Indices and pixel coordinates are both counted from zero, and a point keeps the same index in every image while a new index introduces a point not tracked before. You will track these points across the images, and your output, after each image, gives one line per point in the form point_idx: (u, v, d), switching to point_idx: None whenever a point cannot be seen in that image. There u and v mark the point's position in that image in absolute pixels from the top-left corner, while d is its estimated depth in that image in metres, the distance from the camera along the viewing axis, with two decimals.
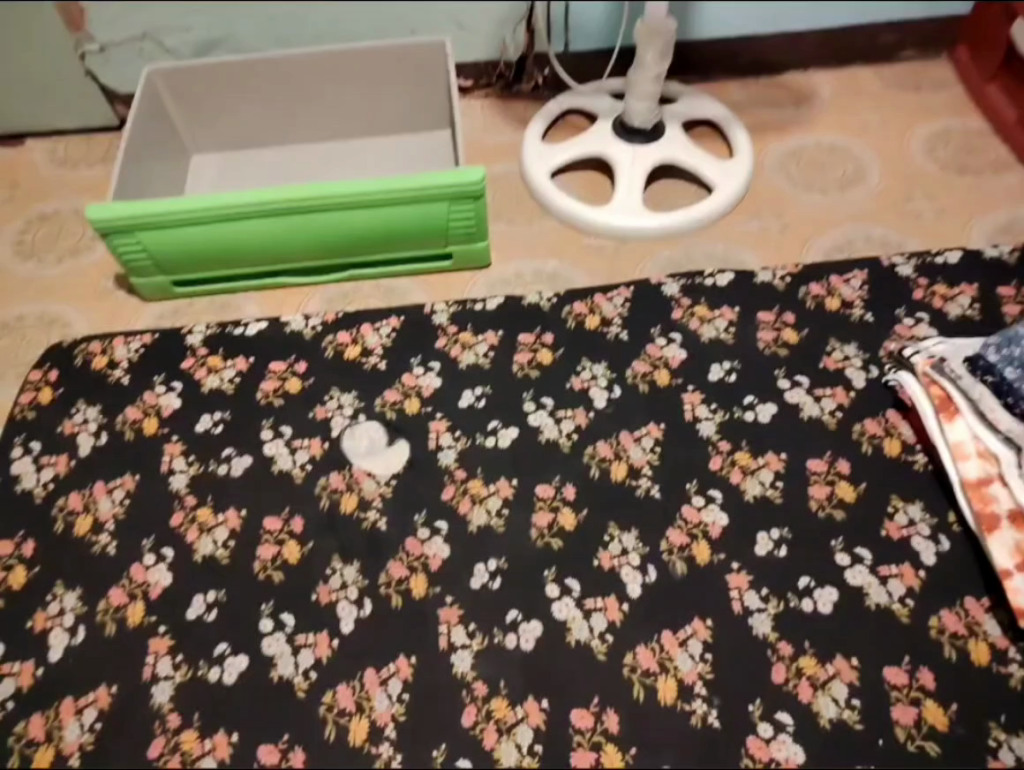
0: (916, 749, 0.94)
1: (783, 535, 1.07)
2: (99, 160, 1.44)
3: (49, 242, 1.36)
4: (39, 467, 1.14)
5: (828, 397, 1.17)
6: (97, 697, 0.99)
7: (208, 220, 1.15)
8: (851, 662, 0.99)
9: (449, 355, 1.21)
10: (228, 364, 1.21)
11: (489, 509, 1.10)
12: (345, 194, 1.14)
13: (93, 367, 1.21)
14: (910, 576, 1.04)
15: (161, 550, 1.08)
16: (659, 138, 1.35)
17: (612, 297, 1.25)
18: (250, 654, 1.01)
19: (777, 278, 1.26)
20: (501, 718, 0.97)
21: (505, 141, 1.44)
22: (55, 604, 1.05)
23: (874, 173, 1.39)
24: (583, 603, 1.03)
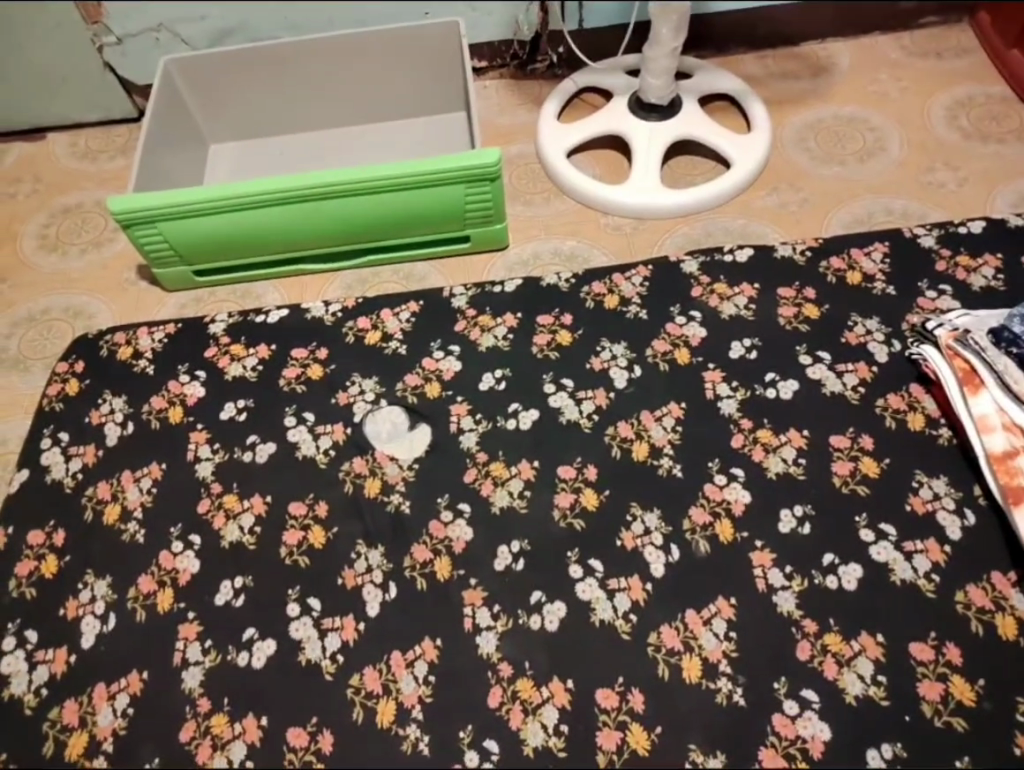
0: (943, 724, 0.94)
1: (806, 512, 1.07)
2: (119, 152, 1.45)
3: (72, 235, 1.37)
4: (68, 458, 1.16)
5: (850, 373, 1.16)
6: (129, 682, 1.01)
7: (228, 209, 1.15)
8: (876, 638, 0.99)
9: (469, 337, 1.21)
10: (250, 351, 1.22)
11: (512, 490, 1.10)
12: (363, 180, 1.14)
13: (119, 358, 1.23)
14: (935, 552, 1.03)
15: (188, 538, 1.09)
16: (675, 114, 1.34)
17: (631, 276, 1.25)
18: (278, 639, 1.03)
19: (797, 253, 1.25)
20: (527, 698, 0.98)
21: (520, 122, 1.44)
22: (86, 591, 1.07)
23: (895, 144, 1.37)
24: (606, 583, 1.04)
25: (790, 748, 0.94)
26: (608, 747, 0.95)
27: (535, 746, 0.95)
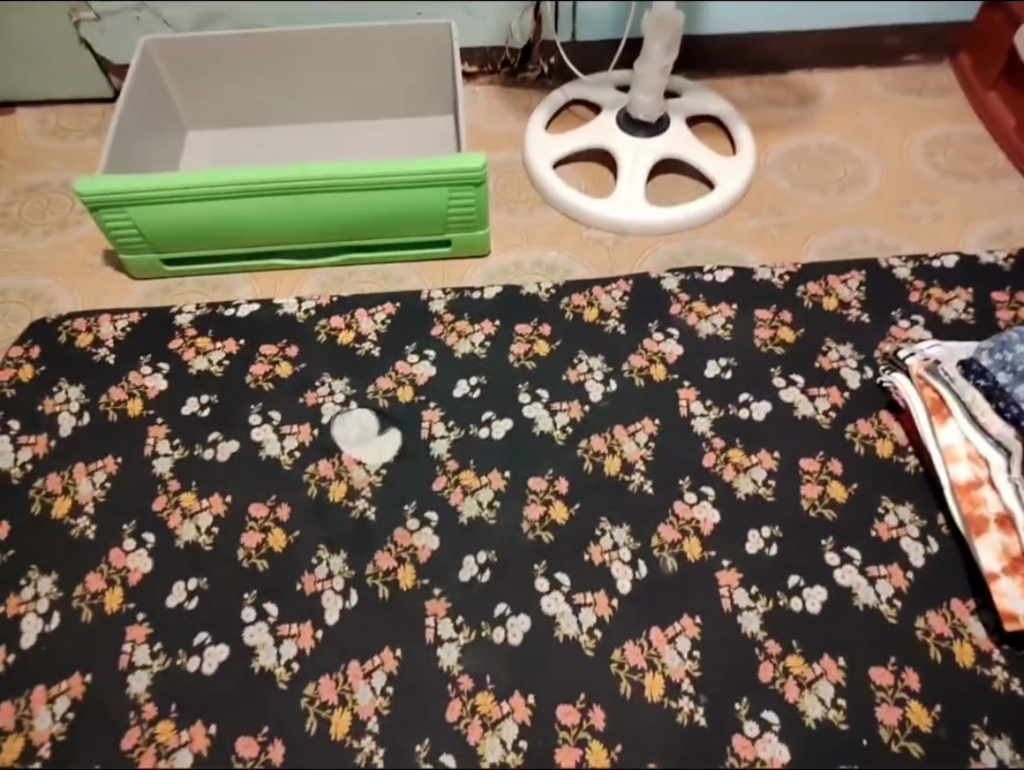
0: (899, 749, 0.94)
1: (773, 534, 1.07)
2: (91, 132, 1.40)
3: (37, 214, 1.32)
4: (17, 446, 1.10)
5: (822, 397, 1.17)
6: (71, 685, 0.96)
7: (203, 197, 1.12)
8: (838, 662, 0.99)
9: (445, 343, 1.19)
10: (218, 345, 1.18)
11: (480, 500, 1.08)
12: (345, 175, 1.12)
13: (78, 345, 1.18)
14: (898, 578, 1.04)
15: (141, 536, 1.05)
16: (662, 132, 1.34)
17: (611, 290, 1.24)
18: (231, 644, 0.99)
19: (775, 276, 1.26)
20: (486, 713, 0.96)
21: (508, 129, 1.43)
22: (29, 588, 1.02)
23: (874, 175, 1.40)
24: (572, 598, 1.02)
25: None
26: (568, 765, 0.93)
27: (493, 762, 0.93)
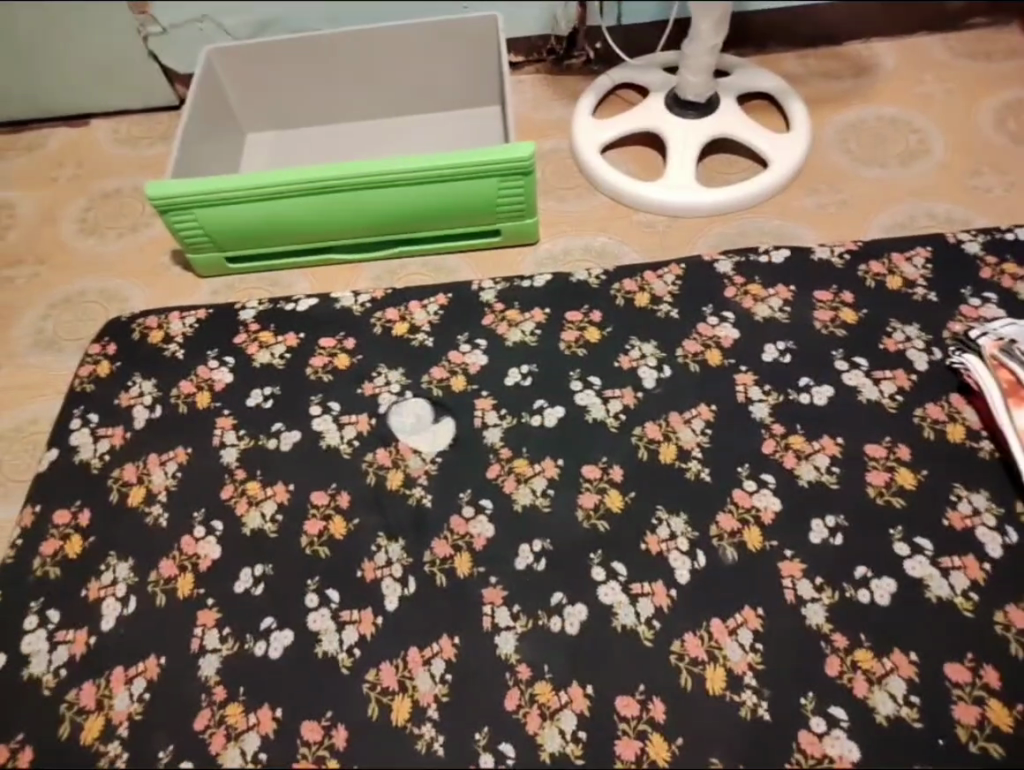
0: (979, 750, 0.90)
1: (838, 523, 1.04)
2: (158, 139, 1.47)
3: (110, 219, 1.39)
4: (96, 438, 1.17)
5: (888, 380, 1.12)
6: (147, 667, 1.01)
7: (263, 197, 1.16)
8: (910, 657, 0.95)
9: (496, 332, 1.20)
10: (278, 339, 1.22)
11: (534, 488, 1.09)
12: (397, 170, 1.14)
13: (150, 341, 1.24)
14: (974, 569, 1.00)
15: (211, 523, 1.09)
16: (713, 112, 1.31)
17: (663, 275, 1.23)
18: (295, 629, 1.02)
19: (836, 256, 1.22)
20: (544, 702, 0.96)
21: (555, 117, 1.43)
22: (108, 573, 1.07)
23: (940, 147, 1.33)
24: (629, 588, 1.02)
25: (816, 767, 0.90)
26: (627, 756, 0.92)
27: (552, 751, 0.93)
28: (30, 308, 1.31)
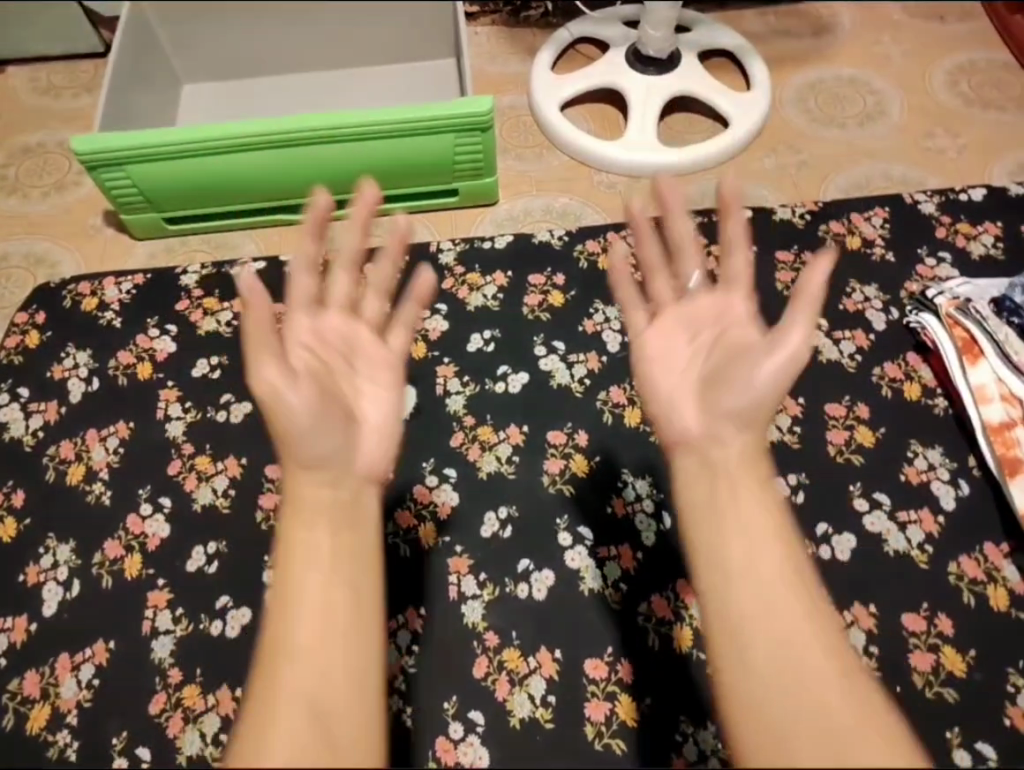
0: (933, 695, 0.93)
1: (800, 481, 1.05)
2: (83, 89, 1.36)
3: (33, 176, 1.28)
4: (27, 414, 1.08)
5: (847, 340, 1.13)
6: (95, 652, 0.95)
7: (203, 152, 1.09)
8: (869, 609, 0.98)
9: (455, 296, 1.16)
10: (224, 305, 1.15)
11: (499, 456, 1.06)
12: (348, 123, 1.08)
13: (83, 309, 1.15)
14: (929, 522, 1.02)
15: (158, 500, 1.03)
16: (674, 69, 1.29)
17: (625, 235, 1.20)
18: (254, 606, 0.98)
19: (796, 216, 1.22)
20: (514, 668, 0.95)
21: (512, 71, 1.37)
22: (48, 557, 1.00)
23: (896, 108, 1.34)
24: (596, 552, 1.01)
25: None
26: (597, 719, 0.92)
27: (522, 716, 0.92)
28: None
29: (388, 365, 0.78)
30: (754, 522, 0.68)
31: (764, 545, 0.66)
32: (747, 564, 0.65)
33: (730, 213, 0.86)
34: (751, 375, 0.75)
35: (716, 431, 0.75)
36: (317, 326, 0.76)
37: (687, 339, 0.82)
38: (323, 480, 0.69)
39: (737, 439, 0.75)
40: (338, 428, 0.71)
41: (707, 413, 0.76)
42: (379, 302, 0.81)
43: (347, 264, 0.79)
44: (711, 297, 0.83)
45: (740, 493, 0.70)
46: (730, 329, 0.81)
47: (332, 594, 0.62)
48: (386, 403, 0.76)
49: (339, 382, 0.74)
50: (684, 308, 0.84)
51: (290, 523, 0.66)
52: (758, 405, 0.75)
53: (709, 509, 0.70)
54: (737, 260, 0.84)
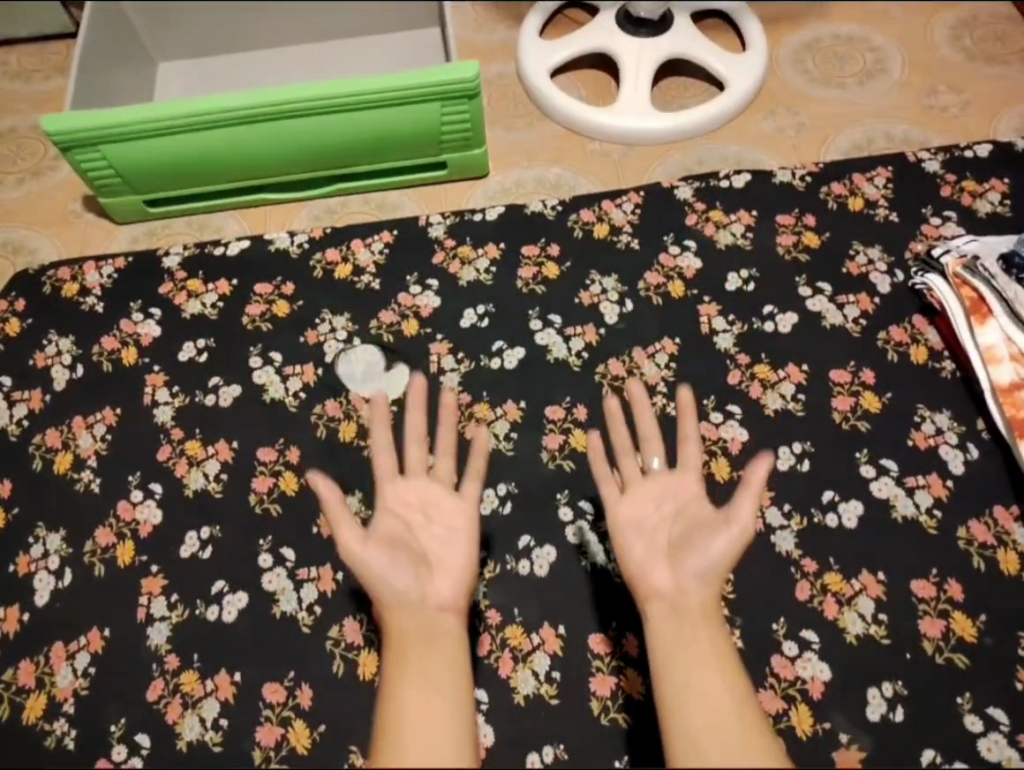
0: (944, 662, 0.90)
1: (805, 449, 1.02)
2: (56, 71, 1.32)
3: (9, 161, 1.25)
4: (11, 403, 1.06)
5: (851, 304, 1.10)
6: (90, 640, 0.93)
7: (180, 130, 1.05)
8: (877, 577, 0.95)
9: (447, 270, 1.13)
10: (209, 286, 1.12)
11: (497, 433, 1.03)
12: (329, 95, 1.05)
13: (64, 295, 1.12)
14: (937, 487, 0.99)
15: (148, 486, 1.01)
16: (666, 30, 1.26)
17: (620, 202, 1.17)
18: (250, 591, 0.95)
19: (796, 178, 1.18)
20: (517, 645, 0.93)
21: (499, 39, 1.34)
22: (38, 546, 0.98)
23: (896, 65, 1.30)
24: (598, 527, 0.98)
25: (790, 690, 0.90)
26: (603, 694, 0.90)
27: (526, 693, 0.90)
28: None
29: (460, 514, 0.78)
30: (710, 657, 0.68)
31: (718, 678, 0.67)
32: (705, 698, 0.65)
33: (683, 414, 0.82)
34: (709, 548, 0.74)
35: (684, 588, 0.73)
36: (394, 496, 0.79)
37: (654, 507, 0.79)
38: (408, 612, 0.71)
39: (704, 589, 0.73)
40: (410, 567, 0.74)
41: (676, 569, 0.74)
42: (450, 462, 0.82)
43: (415, 437, 0.82)
44: (665, 478, 0.80)
45: (699, 632, 0.70)
46: (692, 502, 0.79)
47: (429, 715, 0.63)
48: (467, 549, 0.76)
49: (413, 537, 0.77)
50: (647, 484, 0.80)
51: (396, 657, 0.68)
52: (718, 571, 0.73)
53: (669, 650, 0.70)
54: (693, 449, 0.81)
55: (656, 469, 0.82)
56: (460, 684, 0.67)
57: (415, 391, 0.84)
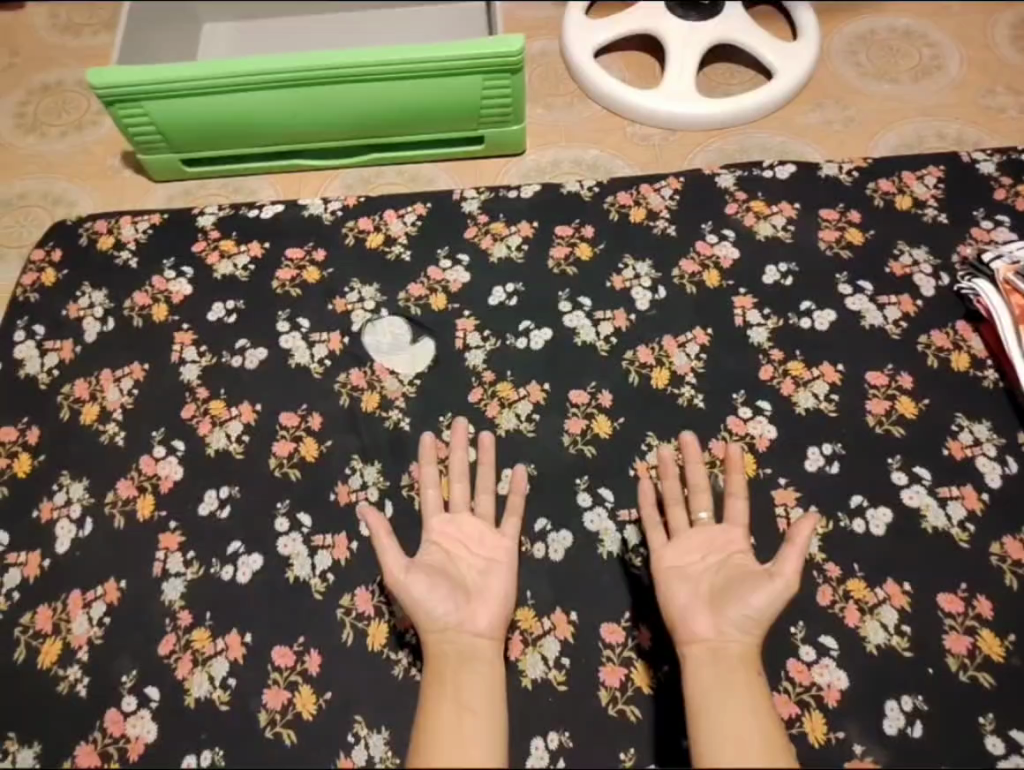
0: (968, 679, 0.87)
1: (835, 451, 0.99)
2: (103, 27, 1.34)
3: (52, 114, 1.27)
4: (43, 352, 1.07)
5: (892, 306, 1.06)
6: (106, 590, 0.94)
7: (221, 90, 1.05)
8: (903, 588, 0.92)
9: (479, 246, 1.12)
10: (242, 248, 1.12)
11: (519, 413, 1.02)
12: (369, 63, 1.04)
13: (99, 248, 1.13)
14: (972, 499, 0.96)
15: (172, 443, 1.01)
16: (714, 14, 1.24)
17: (660, 188, 1.14)
18: (265, 554, 0.95)
19: (843, 172, 1.15)
20: (527, 628, 0.91)
21: (545, 16, 1.32)
22: (61, 493, 0.99)
23: (952, 63, 1.26)
24: (616, 514, 0.96)
25: (804, 695, 0.87)
26: (612, 685, 0.88)
27: (534, 677, 0.89)
28: None
29: (500, 547, 0.83)
30: (746, 702, 0.71)
31: (754, 721, 0.70)
32: (737, 739, 0.68)
33: (732, 467, 0.87)
34: (750, 599, 0.76)
35: (725, 634, 0.76)
36: (449, 528, 0.85)
37: (699, 557, 0.82)
38: (447, 635, 0.77)
39: (744, 639, 0.76)
40: (449, 594, 0.79)
41: (717, 617, 0.77)
42: (490, 499, 0.88)
43: (460, 475, 0.89)
44: (712, 529, 0.84)
45: (739, 677, 0.73)
46: (736, 554, 0.82)
47: (465, 731, 0.69)
48: (504, 580, 0.81)
49: (455, 567, 0.82)
50: (696, 532, 0.84)
51: (435, 677, 0.74)
52: (759, 621, 0.76)
53: (709, 695, 0.72)
54: (738, 505, 0.85)
55: (704, 522, 0.85)
56: (494, 705, 0.72)
57: (458, 434, 0.92)
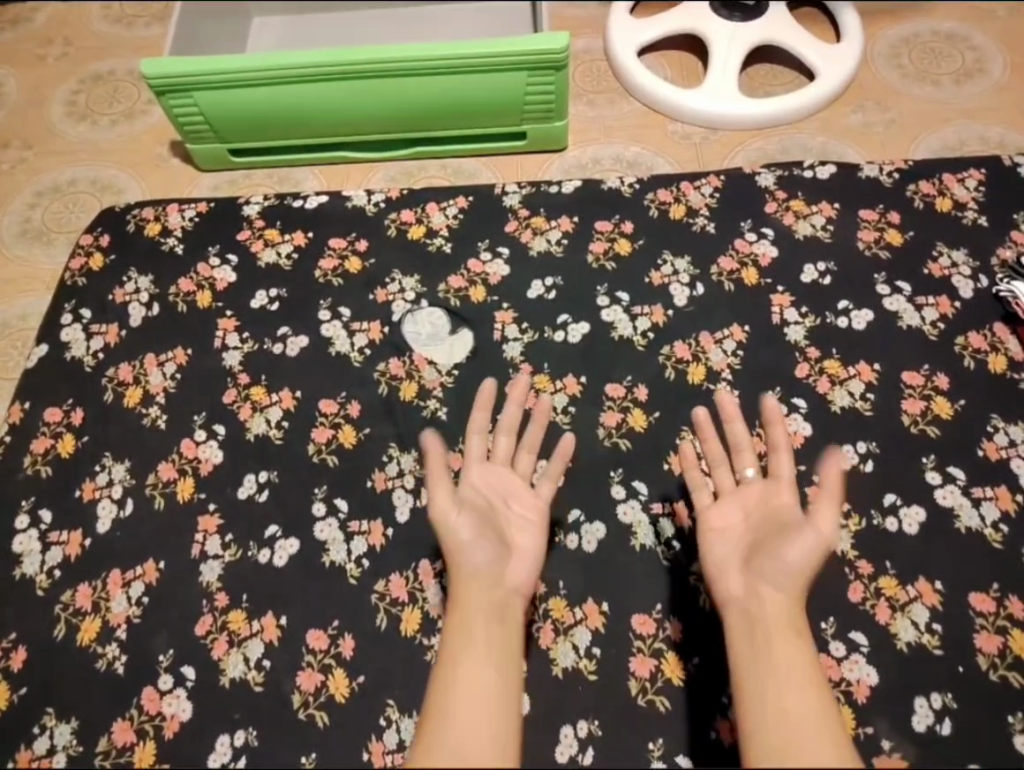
0: (998, 678, 0.87)
1: (869, 450, 0.99)
2: (155, 20, 1.38)
3: (103, 104, 1.30)
4: (89, 335, 1.09)
5: (930, 307, 1.06)
6: (145, 571, 0.96)
7: (269, 82, 1.08)
8: (934, 586, 0.92)
9: (519, 239, 1.13)
10: (285, 237, 1.14)
11: (555, 405, 1.03)
12: (415, 57, 1.06)
13: (146, 234, 1.15)
14: (1005, 500, 0.96)
15: (212, 427, 1.03)
16: (759, 16, 1.25)
17: (700, 186, 1.15)
18: (301, 539, 0.97)
19: (883, 174, 1.15)
20: (559, 617, 0.92)
21: (588, 16, 1.34)
22: (104, 474, 1.01)
23: (996, 67, 1.26)
24: (649, 507, 0.97)
25: (834, 691, 0.88)
26: (641, 675, 0.89)
27: (565, 666, 0.90)
28: (16, 197, 1.23)
29: (533, 506, 0.85)
30: (784, 663, 0.71)
31: (797, 692, 0.69)
32: (780, 709, 0.68)
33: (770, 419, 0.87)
34: (785, 554, 0.76)
35: (758, 595, 0.76)
36: (484, 479, 0.86)
37: (740, 518, 0.84)
38: (480, 586, 0.76)
39: (779, 598, 0.75)
40: (489, 545, 0.79)
41: (751, 578, 0.78)
42: (531, 460, 0.90)
43: (506, 429, 0.89)
44: (753, 486, 0.85)
45: (775, 640, 0.73)
46: (776, 508, 0.82)
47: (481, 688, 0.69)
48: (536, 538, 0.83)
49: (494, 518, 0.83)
50: (738, 492, 0.86)
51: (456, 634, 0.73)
52: (797, 577, 0.76)
53: (750, 660, 0.73)
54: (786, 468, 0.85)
55: (750, 480, 0.86)
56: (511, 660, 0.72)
57: (519, 390, 0.92)
